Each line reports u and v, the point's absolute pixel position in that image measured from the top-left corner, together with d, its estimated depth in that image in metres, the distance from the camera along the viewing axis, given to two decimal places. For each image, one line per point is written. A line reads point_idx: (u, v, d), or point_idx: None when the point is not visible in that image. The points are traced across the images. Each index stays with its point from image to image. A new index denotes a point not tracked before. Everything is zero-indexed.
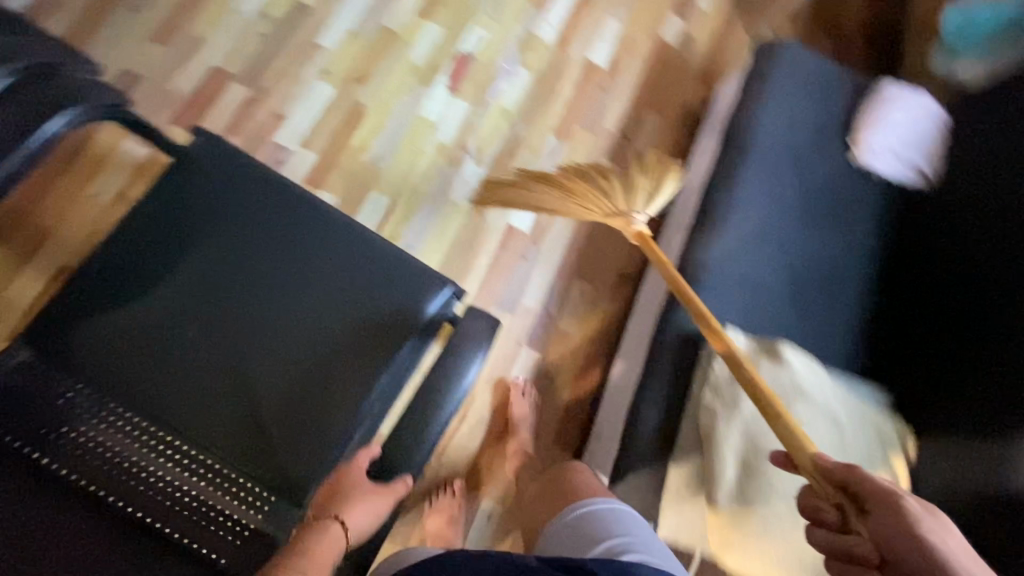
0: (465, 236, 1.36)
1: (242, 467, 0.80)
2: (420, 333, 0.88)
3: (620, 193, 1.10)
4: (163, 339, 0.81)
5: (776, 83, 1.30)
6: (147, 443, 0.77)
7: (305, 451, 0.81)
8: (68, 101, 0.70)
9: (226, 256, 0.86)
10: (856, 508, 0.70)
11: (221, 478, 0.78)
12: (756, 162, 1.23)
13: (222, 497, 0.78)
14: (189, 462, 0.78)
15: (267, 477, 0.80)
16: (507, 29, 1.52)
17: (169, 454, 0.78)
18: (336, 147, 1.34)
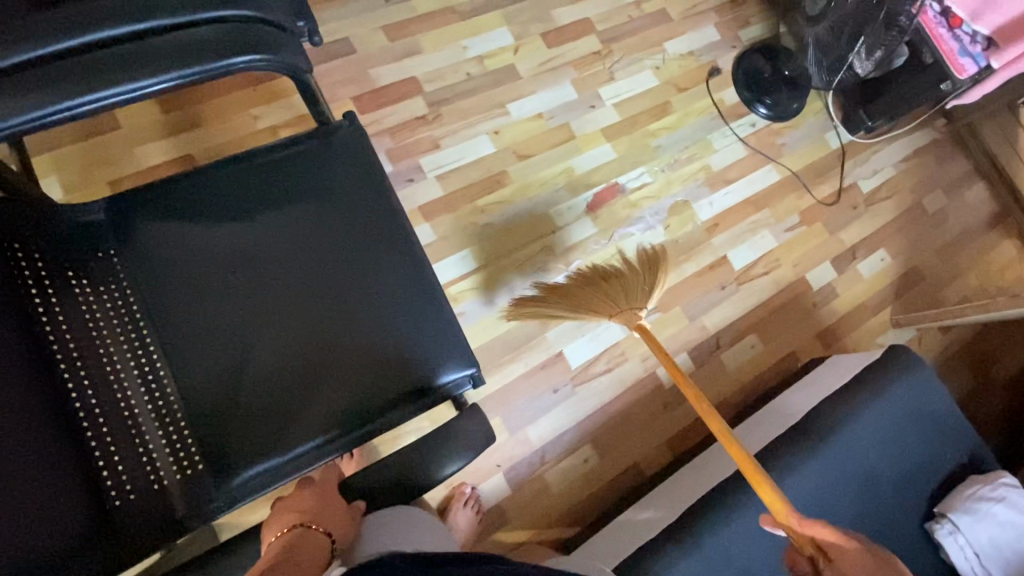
0: (515, 336, 1.32)
1: (193, 422, 0.78)
2: (419, 397, 0.86)
3: (620, 297, 1.10)
4: (210, 270, 0.83)
5: (893, 392, 1.17)
6: (134, 353, 0.79)
7: (252, 444, 0.79)
8: (262, 49, 0.74)
9: (307, 233, 0.87)
10: (825, 555, 0.73)
11: (169, 421, 0.78)
12: (824, 460, 1.10)
13: (159, 440, 0.77)
14: (155, 393, 0.78)
15: (205, 445, 0.78)
16: (670, 186, 1.53)
17: (144, 373, 0.79)
18: (462, 196, 1.38)
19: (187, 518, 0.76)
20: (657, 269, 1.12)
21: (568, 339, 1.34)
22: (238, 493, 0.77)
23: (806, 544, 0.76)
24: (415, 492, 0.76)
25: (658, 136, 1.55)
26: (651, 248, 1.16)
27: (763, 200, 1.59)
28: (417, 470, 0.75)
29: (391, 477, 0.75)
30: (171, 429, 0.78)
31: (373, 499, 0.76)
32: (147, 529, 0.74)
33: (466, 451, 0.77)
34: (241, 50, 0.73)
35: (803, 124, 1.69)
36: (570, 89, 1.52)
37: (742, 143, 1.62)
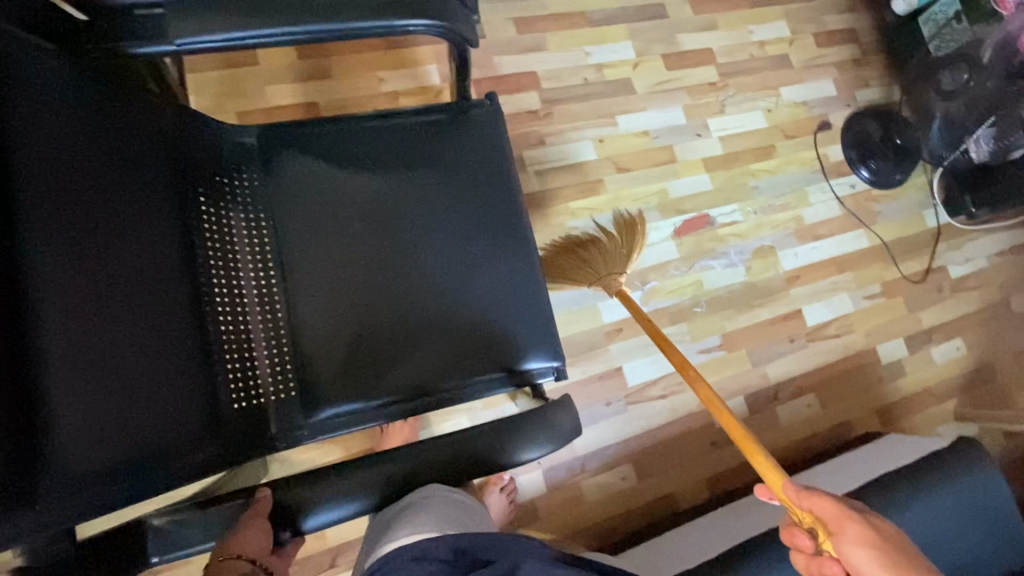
0: (580, 342, 1.33)
1: (299, 351, 0.84)
2: (504, 376, 0.89)
3: (600, 265, 1.16)
4: (338, 216, 0.89)
5: (960, 485, 1.14)
6: (260, 277, 0.84)
7: (344, 383, 0.84)
8: (435, 14, 0.78)
9: (430, 200, 0.92)
10: (825, 530, 0.55)
11: (280, 343, 0.84)
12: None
13: (265, 360, 0.82)
14: (269, 317, 0.84)
15: (305, 374, 0.84)
16: (759, 229, 1.52)
17: (264, 297, 0.84)
18: (557, 195, 1.39)
19: (276, 438, 0.80)
20: (634, 233, 1.18)
21: (630, 356, 1.35)
22: (322, 427, 0.82)
23: (806, 516, 0.59)
24: (489, 469, 0.75)
25: (757, 177, 1.55)
26: (631, 214, 1.22)
27: (848, 262, 1.57)
28: (501, 449, 0.75)
29: (472, 449, 0.74)
30: (278, 353, 0.83)
31: (450, 467, 0.74)
32: (242, 443, 0.75)
33: (555, 437, 0.76)
34: (417, 12, 0.77)
35: (904, 196, 1.66)
36: (680, 114, 1.53)
37: (838, 202, 1.60)
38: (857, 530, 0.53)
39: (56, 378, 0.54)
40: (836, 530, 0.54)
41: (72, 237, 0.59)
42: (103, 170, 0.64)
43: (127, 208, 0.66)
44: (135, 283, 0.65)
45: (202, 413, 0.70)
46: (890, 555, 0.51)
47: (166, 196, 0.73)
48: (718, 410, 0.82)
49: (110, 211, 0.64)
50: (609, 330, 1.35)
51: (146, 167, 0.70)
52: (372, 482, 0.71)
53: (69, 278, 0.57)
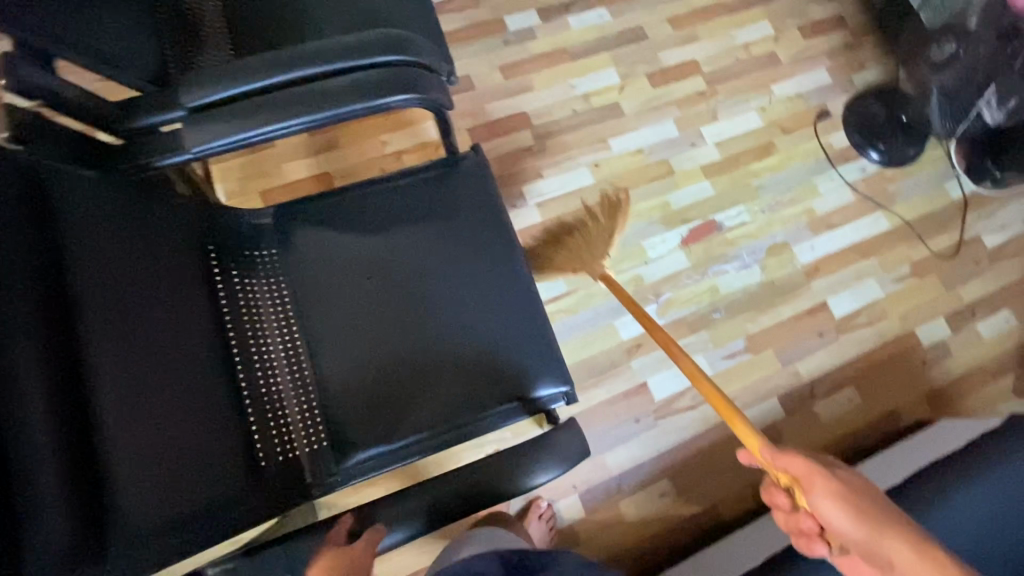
0: (600, 362, 1.35)
1: (326, 402, 0.90)
2: (517, 405, 0.93)
3: (584, 248, 1.18)
4: (350, 275, 0.97)
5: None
6: (285, 337, 0.91)
7: (369, 429, 0.90)
8: (413, 87, 0.88)
9: (432, 249, 0.99)
10: (800, 488, 0.63)
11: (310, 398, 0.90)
12: (931, 521, 1.03)
13: (297, 413, 0.88)
14: (297, 374, 0.90)
15: (334, 425, 0.89)
16: (769, 227, 1.51)
17: (291, 356, 0.91)
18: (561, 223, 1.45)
19: (312, 485, 0.86)
20: (617, 213, 1.19)
21: (654, 370, 1.36)
22: (353, 472, 0.88)
23: (783, 476, 0.67)
24: (510, 494, 0.79)
25: (760, 176, 1.55)
26: (617, 194, 1.23)
27: (870, 247, 1.53)
28: (518, 474, 0.79)
29: (489, 479, 0.78)
30: (307, 405, 0.89)
31: (475, 497, 0.78)
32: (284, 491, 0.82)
33: (567, 457, 0.80)
34: (399, 87, 0.87)
35: (922, 170, 1.61)
36: (672, 127, 1.57)
37: (850, 188, 1.57)
38: (827, 485, 0.61)
39: (118, 450, 0.64)
40: (808, 486, 0.62)
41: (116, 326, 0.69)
42: (143, 267, 0.75)
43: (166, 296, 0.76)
44: (179, 360, 0.74)
45: (244, 470, 0.77)
46: (855, 498, 0.60)
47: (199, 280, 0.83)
48: (696, 378, 0.89)
49: (153, 300, 0.74)
50: (629, 346, 1.37)
51: (181, 258, 0.81)
52: (402, 516, 0.76)
53: (116, 363, 0.67)
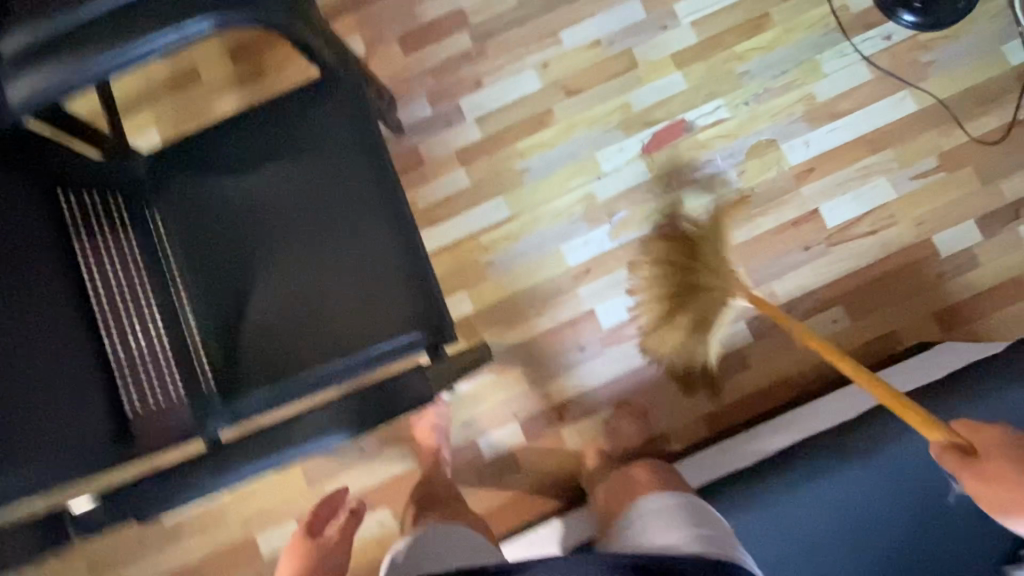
0: (544, 291, 1.27)
1: (206, 346, 0.91)
2: (392, 346, 0.89)
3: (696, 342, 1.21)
4: (224, 217, 0.94)
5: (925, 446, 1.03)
6: (162, 282, 0.91)
7: (246, 372, 0.90)
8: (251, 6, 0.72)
9: (303, 185, 0.94)
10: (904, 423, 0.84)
11: (192, 342, 0.90)
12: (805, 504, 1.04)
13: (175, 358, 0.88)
14: (178, 319, 0.91)
15: (216, 370, 0.90)
16: (753, 123, 1.27)
17: (172, 301, 0.91)
18: (503, 137, 1.31)
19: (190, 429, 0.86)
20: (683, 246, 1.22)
21: (603, 296, 1.26)
22: (238, 413, 0.89)
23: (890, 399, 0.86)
24: (377, 422, 0.78)
25: (747, 60, 1.29)
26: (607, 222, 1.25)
27: (884, 138, 1.25)
28: (393, 399, 0.79)
29: (369, 401, 0.78)
30: (188, 349, 0.90)
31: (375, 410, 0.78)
32: (157, 432, 0.84)
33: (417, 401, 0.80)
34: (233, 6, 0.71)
35: (968, 32, 1.26)
36: (638, 8, 1.31)
37: (866, 63, 1.27)
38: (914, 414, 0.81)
39: None
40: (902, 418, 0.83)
41: None
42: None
43: (6, 258, 0.74)
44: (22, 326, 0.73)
45: (103, 420, 0.80)
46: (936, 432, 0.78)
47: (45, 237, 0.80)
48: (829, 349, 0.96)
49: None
50: (576, 272, 1.27)
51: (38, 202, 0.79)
52: (271, 447, 0.76)
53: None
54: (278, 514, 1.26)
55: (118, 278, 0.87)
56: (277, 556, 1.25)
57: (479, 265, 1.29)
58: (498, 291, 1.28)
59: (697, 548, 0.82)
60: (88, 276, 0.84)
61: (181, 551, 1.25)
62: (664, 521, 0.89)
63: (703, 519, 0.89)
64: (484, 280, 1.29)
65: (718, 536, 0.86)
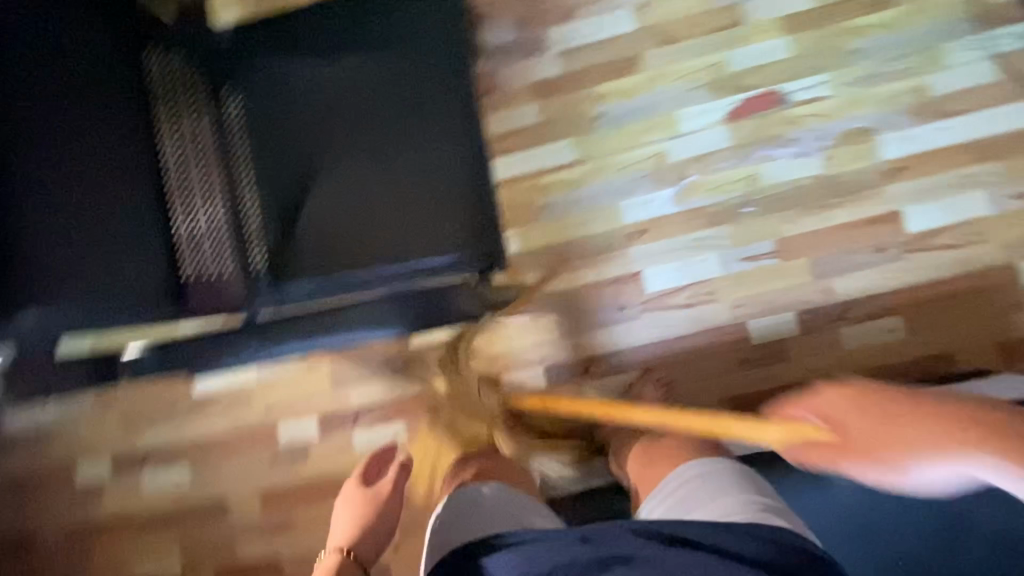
0: (594, 244, 1.24)
1: (262, 229, 0.92)
2: (439, 261, 0.89)
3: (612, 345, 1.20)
4: (295, 104, 0.93)
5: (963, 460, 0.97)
6: (226, 158, 0.91)
7: (297, 261, 0.90)
8: None
9: (378, 84, 0.92)
10: None
11: (249, 222, 0.91)
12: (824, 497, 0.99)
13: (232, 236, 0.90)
14: (236, 197, 0.91)
15: (267, 253, 0.91)
16: (853, 107, 1.19)
17: (232, 179, 0.91)
18: (584, 77, 1.25)
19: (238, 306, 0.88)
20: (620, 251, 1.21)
21: (654, 260, 1.22)
22: (285, 298, 0.90)
23: None
24: None
25: (862, 36, 1.19)
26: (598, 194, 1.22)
27: (994, 148, 1.15)
28: None
29: None
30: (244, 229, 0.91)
31: None
32: (207, 302, 0.85)
33: None
34: None
35: None
36: None
37: (995, 62, 1.15)
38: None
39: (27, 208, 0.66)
40: None
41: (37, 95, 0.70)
42: (69, 67, 0.74)
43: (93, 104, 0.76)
44: (99, 170, 0.75)
45: (162, 279, 0.81)
46: None
47: (127, 93, 0.81)
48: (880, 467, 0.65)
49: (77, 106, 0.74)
50: (631, 231, 1.23)
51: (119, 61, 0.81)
52: (319, 329, 0.82)
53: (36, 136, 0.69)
54: (300, 408, 1.31)
55: (190, 150, 0.88)
56: (294, 446, 1.31)
57: (534, 205, 1.26)
58: (548, 235, 1.26)
59: (749, 513, 0.75)
60: (161, 141, 0.86)
61: (207, 423, 1.33)
62: (713, 485, 0.83)
63: (760, 488, 0.82)
64: (536, 222, 1.26)
65: (777, 505, 0.77)
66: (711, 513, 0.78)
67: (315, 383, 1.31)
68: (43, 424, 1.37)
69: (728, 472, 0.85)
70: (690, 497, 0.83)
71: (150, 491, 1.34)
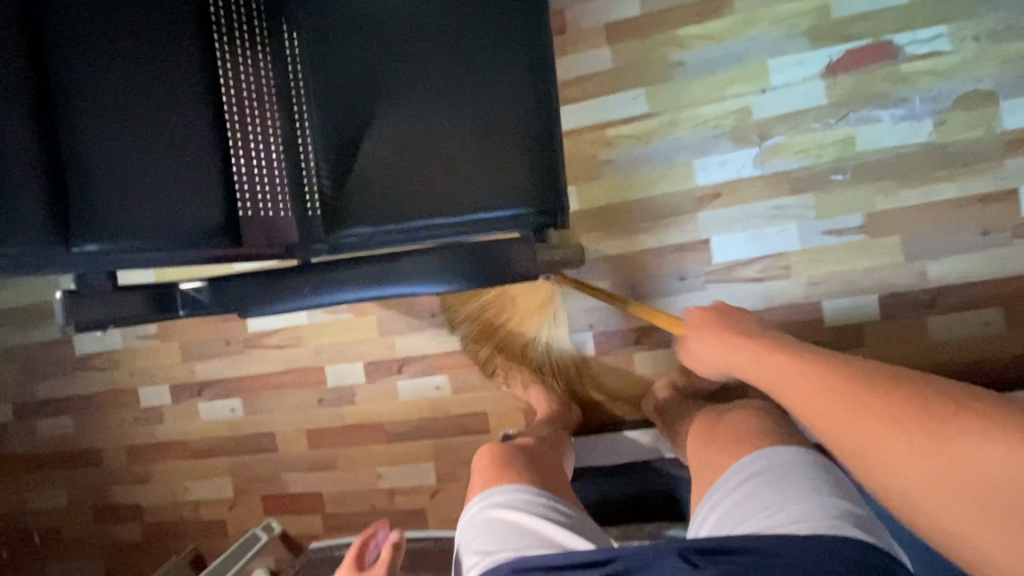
0: (660, 206, 1.16)
1: (319, 169, 0.89)
2: (499, 214, 0.84)
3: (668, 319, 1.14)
4: (357, 34, 0.86)
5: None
6: (286, 93, 0.89)
7: (352, 204, 0.86)
8: None
9: (446, 17, 0.85)
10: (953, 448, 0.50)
11: (306, 162, 0.89)
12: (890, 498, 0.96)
13: (290, 176, 0.89)
14: (295, 136, 0.89)
15: (322, 195, 0.88)
16: (978, 64, 1.03)
17: (291, 116, 0.89)
18: (664, 19, 1.13)
19: (295, 248, 0.88)
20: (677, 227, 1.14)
21: (724, 227, 1.13)
22: (341, 243, 0.88)
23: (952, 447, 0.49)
24: (484, 283, 0.74)
25: None
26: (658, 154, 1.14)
27: None
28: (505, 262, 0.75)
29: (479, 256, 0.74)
30: (302, 170, 0.89)
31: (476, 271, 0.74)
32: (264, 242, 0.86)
33: (519, 271, 0.76)
34: None
35: None
36: None
37: None
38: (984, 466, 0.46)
39: (87, 156, 0.71)
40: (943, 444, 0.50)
41: (98, 38, 0.73)
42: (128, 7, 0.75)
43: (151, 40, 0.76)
44: (161, 108, 0.76)
45: (218, 216, 0.79)
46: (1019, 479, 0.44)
47: (188, 21, 0.79)
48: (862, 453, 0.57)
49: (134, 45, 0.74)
50: (701, 195, 1.14)
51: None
52: (369, 278, 0.75)
53: (95, 83, 0.72)
54: (347, 353, 1.32)
55: (251, 84, 0.86)
56: (340, 389, 1.33)
57: (597, 159, 1.18)
58: (610, 193, 1.18)
59: (825, 518, 0.67)
60: (225, 72, 0.83)
61: (258, 360, 1.36)
62: (777, 483, 0.74)
63: (828, 489, 0.73)
64: (598, 178, 1.18)
65: (852, 513, 0.69)
66: (776, 523, 0.68)
67: (362, 329, 1.31)
68: (109, 347, 1.44)
69: (794, 466, 0.77)
70: (750, 500, 0.73)
71: (205, 419, 1.41)
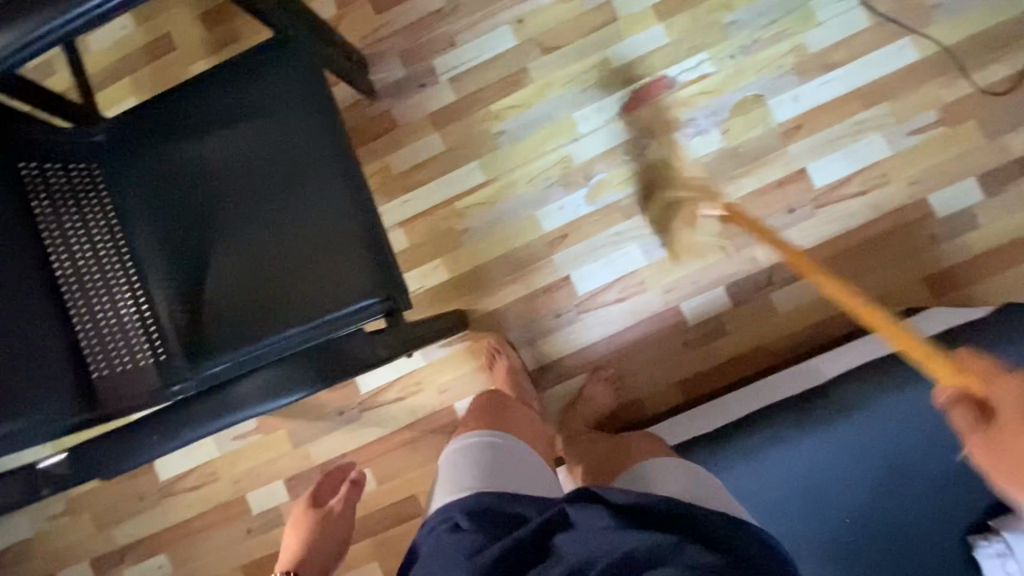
0: (521, 257, 1.26)
1: (165, 315, 0.93)
2: (341, 314, 0.89)
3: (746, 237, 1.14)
4: (181, 186, 0.94)
5: (871, 419, 1.01)
6: (119, 252, 0.92)
7: (206, 339, 0.91)
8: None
9: (256, 153, 0.93)
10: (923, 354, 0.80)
11: (148, 312, 0.92)
12: (764, 477, 1.03)
13: (136, 328, 0.91)
14: (135, 289, 0.92)
15: (172, 338, 0.92)
16: (739, 77, 1.21)
17: (127, 272, 0.92)
18: (478, 98, 1.27)
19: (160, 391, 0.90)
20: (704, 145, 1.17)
21: (579, 262, 1.24)
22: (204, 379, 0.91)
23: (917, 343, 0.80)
24: (327, 381, 0.79)
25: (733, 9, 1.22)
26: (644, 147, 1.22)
27: (879, 91, 1.18)
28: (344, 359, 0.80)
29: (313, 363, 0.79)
30: (147, 320, 0.92)
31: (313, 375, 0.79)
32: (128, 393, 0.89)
33: (352, 364, 0.80)
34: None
35: None
36: None
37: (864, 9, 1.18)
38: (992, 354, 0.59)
39: None
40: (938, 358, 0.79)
41: None
42: None
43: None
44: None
45: (75, 380, 0.83)
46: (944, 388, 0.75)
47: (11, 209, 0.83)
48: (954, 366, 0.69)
49: None
50: (552, 238, 1.24)
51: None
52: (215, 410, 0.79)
53: None
54: (265, 474, 1.31)
55: (84, 248, 0.90)
56: (266, 512, 1.31)
57: (455, 229, 1.28)
58: (474, 257, 1.27)
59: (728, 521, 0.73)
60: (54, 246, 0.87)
61: (177, 506, 1.32)
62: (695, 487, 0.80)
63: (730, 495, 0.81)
64: (459, 246, 1.28)
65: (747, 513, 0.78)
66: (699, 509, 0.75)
67: (276, 446, 1.31)
68: (17, 538, 1.36)
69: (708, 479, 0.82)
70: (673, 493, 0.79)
71: None
